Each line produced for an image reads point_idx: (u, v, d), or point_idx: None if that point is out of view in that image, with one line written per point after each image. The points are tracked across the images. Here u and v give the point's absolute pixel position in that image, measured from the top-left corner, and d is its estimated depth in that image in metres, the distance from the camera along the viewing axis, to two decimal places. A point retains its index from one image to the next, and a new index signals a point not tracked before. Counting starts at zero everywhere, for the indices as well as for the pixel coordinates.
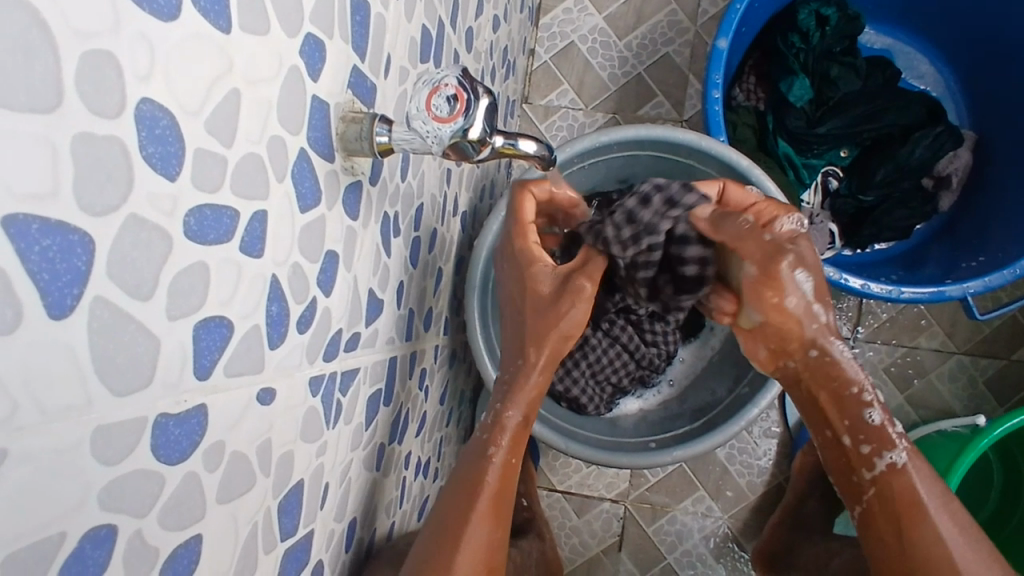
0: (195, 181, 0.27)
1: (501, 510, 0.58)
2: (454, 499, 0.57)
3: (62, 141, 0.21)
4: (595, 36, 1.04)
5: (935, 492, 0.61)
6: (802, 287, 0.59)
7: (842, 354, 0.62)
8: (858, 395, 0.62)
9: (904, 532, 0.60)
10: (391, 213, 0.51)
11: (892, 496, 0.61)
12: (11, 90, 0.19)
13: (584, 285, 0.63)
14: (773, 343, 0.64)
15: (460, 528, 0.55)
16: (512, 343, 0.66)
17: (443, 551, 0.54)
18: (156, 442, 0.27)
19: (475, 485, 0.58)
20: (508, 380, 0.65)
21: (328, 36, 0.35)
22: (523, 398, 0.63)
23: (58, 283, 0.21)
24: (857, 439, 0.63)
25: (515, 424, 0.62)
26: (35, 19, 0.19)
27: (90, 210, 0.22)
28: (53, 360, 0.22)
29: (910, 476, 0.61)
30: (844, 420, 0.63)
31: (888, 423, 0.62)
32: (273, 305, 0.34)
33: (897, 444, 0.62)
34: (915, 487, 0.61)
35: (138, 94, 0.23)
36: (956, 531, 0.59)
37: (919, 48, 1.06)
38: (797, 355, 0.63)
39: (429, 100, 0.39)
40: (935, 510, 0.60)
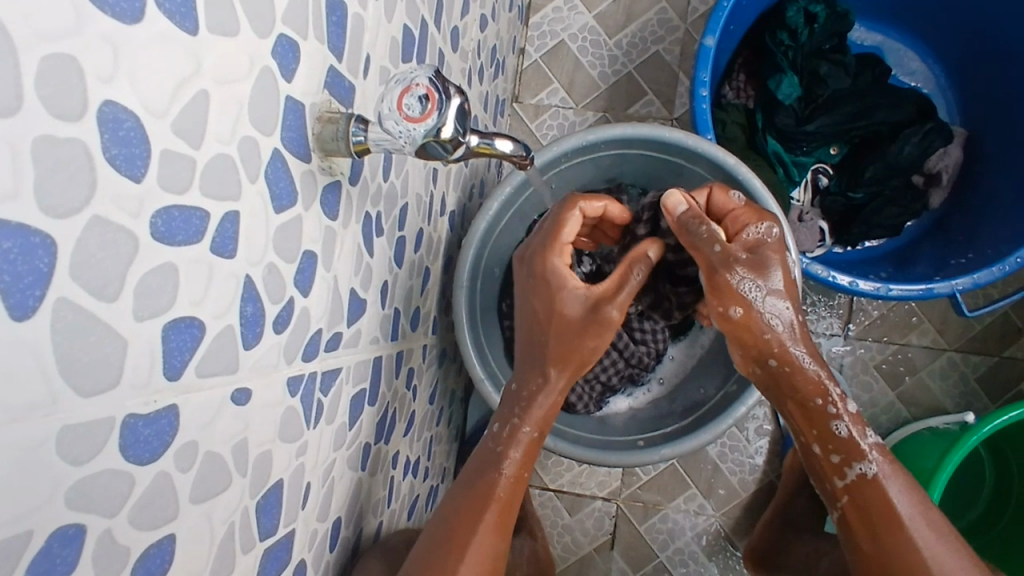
0: (162, 182, 0.27)
1: (507, 518, 0.58)
2: (453, 506, 0.58)
3: (23, 142, 0.21)
4: (585, 34, 1.04)
5: (911, 498, 0.61)
6: (750, 296, 0.61)
7: (804, 363, 0.62)
8: (824, 407, 0.63)
9: (879, 540, 0.60)
10: (373, 213, 0.51)
11: (863, 504, 0.61)
12: None
13: (612, 316, 0.63)
14: (738, 351, 0.64)
15: (465, 538, 0.55)
16: (526, 361, 0.66)
17: (449, 559, 0.54)
18: (125, 442, 0.27)
19: (487, 497, 0.58)
20: (527, 395, 0.64)
21: (302, 36, 0.35)
22: (535, 413, 0.63)
23: (20, 284, 0.21)
24: (827, 449, 0.63)
25: (530, 438, 0.62)
26: None
27: (52, 212, 0.22)
28: (17, 360, 0.22)
29: (882, 485, 0.61)
30: (812, 431, 0.63)
31: (857, 434, 0.62)
32: (248, 305, 0.34)
33: (868, 454, 0.62)
34: (889, 496, 0.61)
35: (101, 97, 0.24)
36: (932, 535, 0.59)
37: (910, 45, 1.06)
38: (762, 364, 0.64)
39: (401, 100, 0.39)
40: (909, 518, 0.60)
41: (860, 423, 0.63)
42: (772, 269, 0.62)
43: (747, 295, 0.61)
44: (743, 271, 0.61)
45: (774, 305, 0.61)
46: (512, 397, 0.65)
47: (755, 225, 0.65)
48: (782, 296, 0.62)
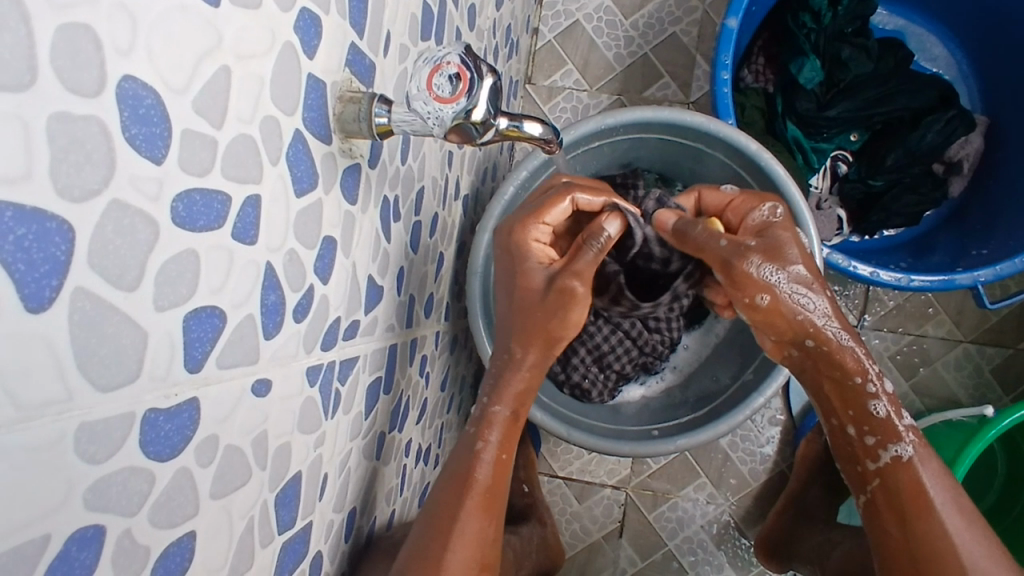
0: (183, 164, 0.25)
1: (492, 504, 0.57)
2: (442, 501, 0.56)
3: (35, 119, 0.19)
4: (601, 14, 1.01)
5: (941, 485, 0.61)
6: (772, 280, 0.59)
7: (841, 342, 0.61)
8: (863, 386, 0.61)
9: (908, 526, 0.60)
10: (391, 197, 0.49)
11: (896, 488, 0.61)
12: None
13: (574, 286, 0.60)
14: (771, 335, 0.63)
15: (453, 524, 0.55)
16: (501, 331, 0.65)
17: (434, 545, 0.54)
18: (145, 438, 0.26)
19: (465, 483, 0.57)
20: (496, 372, 0.63)
21: (324, 11, 0.34)
22: (510, 393, 0.62)
23: (34, 274, 0.20)
24: (862, 430, 0.63)
25: (504, 419, 0.61)
26: None
27: (67, 194, 0.21)
28: (31, 354, 0.20)
29: (916, 469, 0.61)
30: (848, 412, 0.63)
31: (893, 414, 0.62)
32: (268, 294, 0.33)
33: (903, 438, 0.61)
34: (921, 481, 0.60)
35: (119, 70, 0.22)
36: (963, 526, 0.59)
37: (932, 29, 1.03)
38: (798, 345, 0.62)
39: (430, 80, 0.37)
40: (940, 506, 0.59)
41: (896, 405, 0.63)
42: (790, 250, 0.60)
43: (769, 282, 0.59)
44: (758, 258, 0.60)
45: (795, 291, 0.59)
46: (485, 382, 0.63)
47: (759, 209, 0.65)
48: (806, 278, 0.60)
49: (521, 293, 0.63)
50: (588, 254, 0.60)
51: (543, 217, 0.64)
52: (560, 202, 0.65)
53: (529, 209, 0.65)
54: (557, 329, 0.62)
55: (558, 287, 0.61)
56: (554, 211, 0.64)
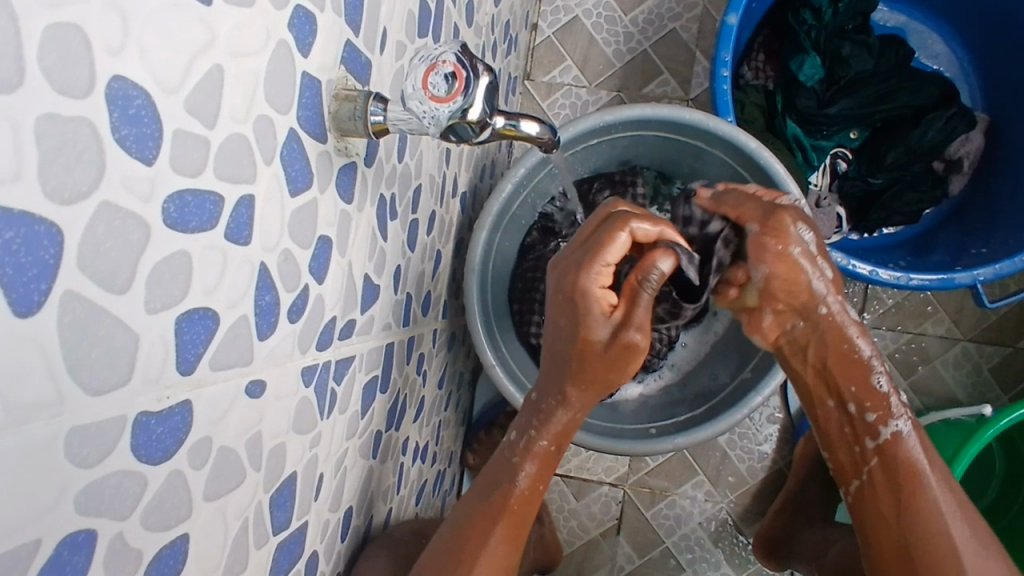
0: (175, 165, 0.25)
1: (518, 530, 0.58)
2: (467, 518, 0.57)
3: (24, 121, 0.19)
4: (600, 10, 1.00)
5: (936, 466, 0.61)
6: (804, 237, 0.59)
7: (851, 316, 0.62)
8: (866, 361, 0.62)
9: (904, 507, 0.59)
10: (387, 195, 0.49)
11: (894, 467, 0.61)
12: None
13: (636, 339, 0.56)
14: (782, 301, 0.62)
15: (475, 544, 0.56)
16: (547, 372, 0.61)
17: (455, 563, 0.55)
18: (137, 441, 0.25)
19: (499, 508, 0.57)
20: (543, 411, 0.61)
21: (318, 8, 0.33)
22: (553, 427, 0.60)
23: (22, 278, 0.20)
24: (863, 407, 0.62)
25: (545, 451, 0.60)
26: None
27: (56, 197, 0.20)
28: (18, 359, 0.20)
29: (914, 445, 0.61)
30: (851, 386, 0.62)
31: (892, 391, 0.62)
32: (262, 294, 0.33)
33: (901, 414, 0.62)
34: (917, 459, 0.60)
35: (109, 71, 0.22)
36: (958, 511, 0.59)
37: (934, 26, 1.03)
38: (807, 313, 0.62)
39: (426, 78, 0.37)
40: (934, 485, 0.59)
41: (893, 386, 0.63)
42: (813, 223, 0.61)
43: (803, 237, 0.59)
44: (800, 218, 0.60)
45: (819, 257, 0.59)
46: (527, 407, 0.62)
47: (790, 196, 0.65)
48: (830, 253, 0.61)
49: (578, 347, 0.57)
50: (643, 300, 0.56)
51: (605, 257, 0.56)
52: (618, 235, 0.56)
53: (583, 250, 0.57)
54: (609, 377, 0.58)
55: (623, 339, 0.56)
56: (612, 249, 0.56)
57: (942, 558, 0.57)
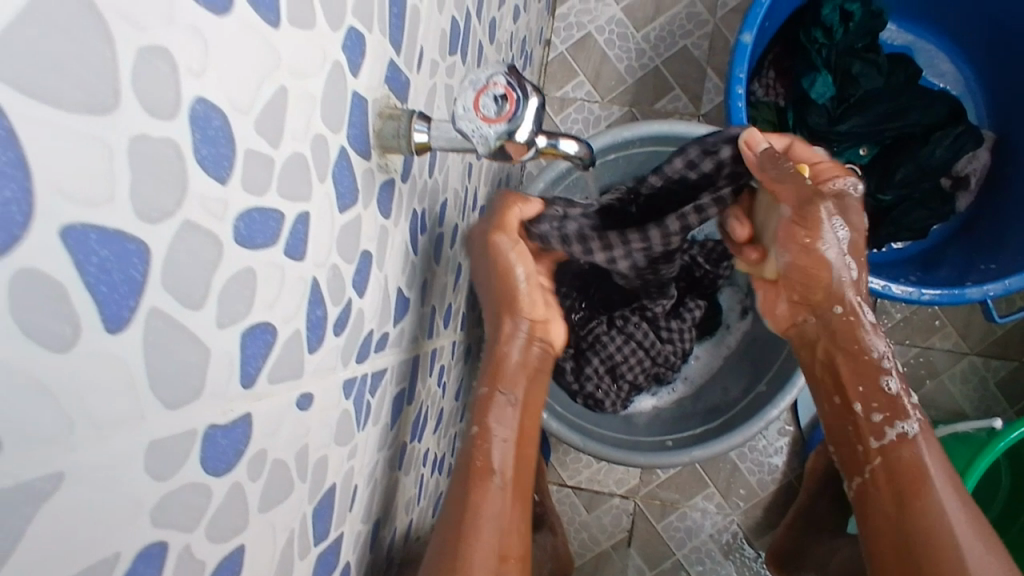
0: (245, 184, 0.26)
1: (518, 491, 0.56)
2: (464, 498, 0.54)
3: (119, 143, 0.19)
4: (613, 27, 1.02)
5: (940, 468, 0.61)
6: (837, 233, 0.60)
7: (863, 316, 0.63)
8: (873, 362, 0.63)
9: (906, 503, 0.60)
10: (419, 210, 0.50)
11: (898, 465, 0.61)
12: (65, 86, 0.17)
13: (503, 246, 0.60)
14: (797, 294, 0.64)
15: (473, 512, 0.53)
16: (490, 319, 0.62)
17: (458, 546, 0.52)
18: (204, 454, 0.26)
19: (479, 470, 0.55)
20: (493, 357, 0.60)
21: (368, 29, 0.34)
22: (510, 373, 0.60)
23: (115, 295, 0.20)
24: (869, 406, 0.64)
25: (509, 404, 0.59)
26: (91, 8, 0.18)
27: (146, 216, 0.21)
28: (107, 375, 0.20)
29: (919, 448, 0.61)
30: (858, 386, 0.64)
31: (902, 393, 0.63)
32: (313, 309, 0.33)
33: (909, 415, 0.62)
34: (922, 460, 0.61)
35: (194, 93, 0.22)
36: (963, 511, 0.59)
37: (941, 46, 1.04)
38: (818, 311, 0.64)
39: (477, 100, 0.38)
40: (936, 485, 0.60)
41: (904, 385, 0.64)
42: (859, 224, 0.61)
43: (834, 233, 0.59)
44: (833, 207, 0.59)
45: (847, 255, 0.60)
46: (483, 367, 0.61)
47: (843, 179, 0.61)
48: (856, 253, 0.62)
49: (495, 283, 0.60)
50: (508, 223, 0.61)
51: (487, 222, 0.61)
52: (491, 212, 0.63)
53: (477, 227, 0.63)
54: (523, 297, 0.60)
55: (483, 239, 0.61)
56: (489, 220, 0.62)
57: (944, 548, 0.57)
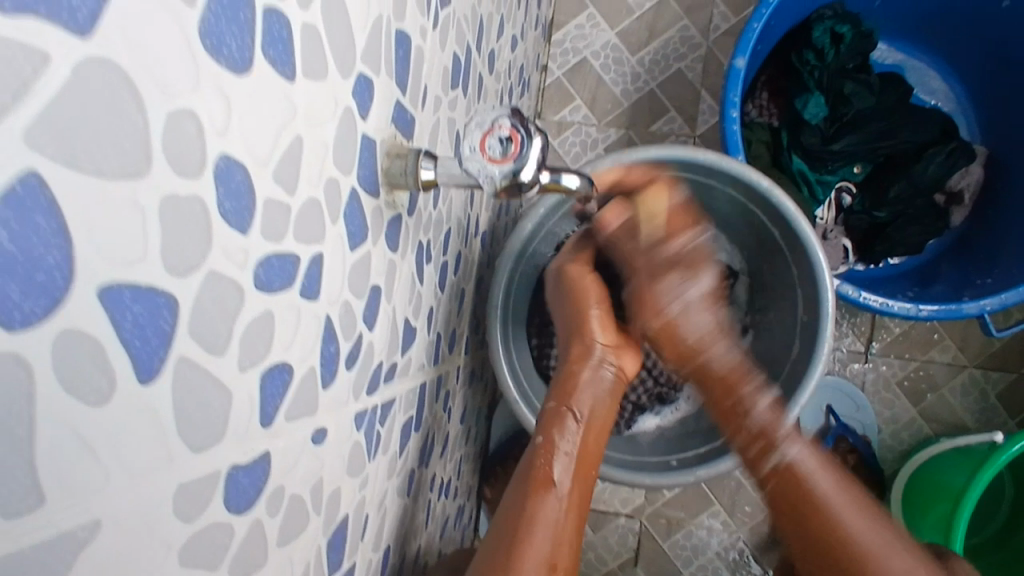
0: (265, 232, 0.27)
1: (581, 503, 0.57)
2: (519, 499, 0.54)
3: (150, 204, 0.20)
4: (608, 52, 1.04)
5: (837, 487, 0.61)
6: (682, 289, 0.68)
7: (721, 352, 0.67)
8: (749, 395, 0.66)
9: (807, 525, 0.61)
10: (425, 241, 0.51)
11: (785, 491, 0.62)
12: (102, 156, 0.18)
13: (583, 276, 0.73)
14: (673, 350, 0.70)
15: (529, 515, 0.53)
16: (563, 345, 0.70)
17: (507, 546, 0.52)
18: (228, 494, 0.27)
19: (541, 480, 0.56)
20: (563, 380, 0.65)
21: (375, 73, 0.36)
22: (581, 396, 0.63)
23: (147, 348, 0.21)
24: (752, 440, 0.65)
25: (580, 421, 0.62)
26: (125, 79, 0.19)
27: (175, 271, 0.22)
28: (138, 424, 0.21)
29: (804, 469, 0.62)
30: (732, 423, 0.66)
31: (772, 420, 0.65)
32: (327, 346, 0.34)
33: (786, 442, 0.63)
34: (811, 483, 0.61)
35: (217, 149, 0.23)
36: (863, 521, 0.60)
37: (932, 64, 1.06)
38: (687, 360, 0.69)
39: (483, 141, 0.41)
40: (844, 512, 0.60)
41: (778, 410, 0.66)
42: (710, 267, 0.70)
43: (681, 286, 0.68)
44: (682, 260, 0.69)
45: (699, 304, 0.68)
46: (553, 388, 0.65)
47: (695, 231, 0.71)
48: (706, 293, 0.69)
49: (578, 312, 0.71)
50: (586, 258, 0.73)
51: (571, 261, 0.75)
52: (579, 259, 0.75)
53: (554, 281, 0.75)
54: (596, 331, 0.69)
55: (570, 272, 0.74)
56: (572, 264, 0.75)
57: (844, 558, 0.59)
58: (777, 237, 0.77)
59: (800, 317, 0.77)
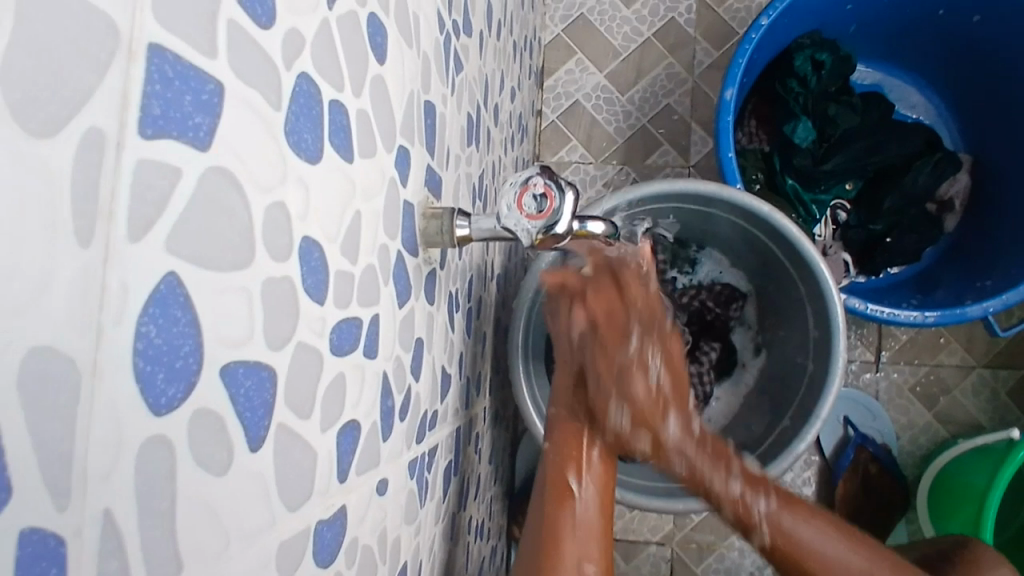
0: (336, 302, 0.29)
1: (606, 522, 0.57)
2: (543, 511, 0.56)
3: (254, 288, 0.23)
4: (599, 93, 1.09)
5: (832, 537, 0.61)
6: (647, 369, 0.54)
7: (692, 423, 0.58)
8: (721, 481, 0.60)
9: None
10: (454, 291, 0.53)
11: (778, 549, 0.61)
12: (221, 252, 0.21)
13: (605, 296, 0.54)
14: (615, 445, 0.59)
15: (553, 526, 0.55)
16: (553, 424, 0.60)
17: (540, 567, 0.53)
18: (316, 549, 0.29)
19: (561, 490, 0.57)
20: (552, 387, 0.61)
21: (411, 142, 0.38)
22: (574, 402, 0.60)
23: (255, 416, 0.23)
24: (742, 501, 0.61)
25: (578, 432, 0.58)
26: (234, 184, 0.21)
27: (273, 345, 0.24)
28: (250, 487, 0.23)
29: (799, 530, 0.60)
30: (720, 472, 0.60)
31: (749, 495, 0.61)
32: (384, 401, 0.36)
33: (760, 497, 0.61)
34: (795, 534, 0.60)
35: (300, 233, 0.26)
36: (853, 554, 0.60)
37: (910, 80, 1.11)
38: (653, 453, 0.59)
39: (520, 200, 0.43)
40: (829, 552, 0.60)
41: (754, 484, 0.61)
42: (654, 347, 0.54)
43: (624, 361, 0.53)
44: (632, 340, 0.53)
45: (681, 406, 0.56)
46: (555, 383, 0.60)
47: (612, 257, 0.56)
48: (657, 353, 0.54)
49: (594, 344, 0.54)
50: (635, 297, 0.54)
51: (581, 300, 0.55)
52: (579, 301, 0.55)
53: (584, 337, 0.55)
54: (620, 336, 0.53)
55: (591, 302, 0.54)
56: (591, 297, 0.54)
57: None
58: (781, 258, 0.80)
59: (812, 333, 0.79)
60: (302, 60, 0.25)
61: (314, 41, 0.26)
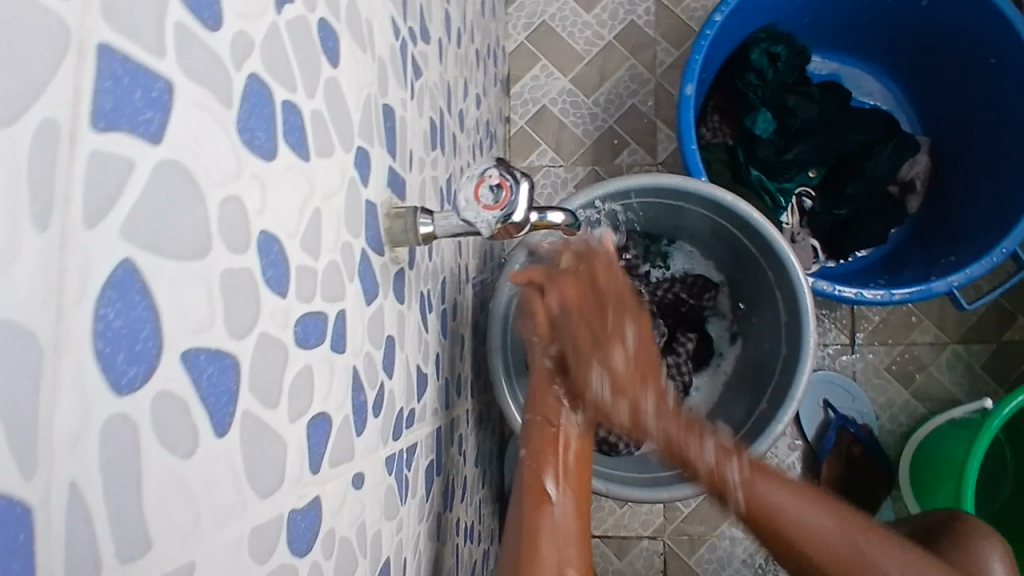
0: (299, 296, 0.30)
1: (585, 516, 0.60)
2: (522, 517, 0.58)
3: (213, 278, 0.23)
4: (565, 97, 1.11)
5: (810, 507, 0.63)
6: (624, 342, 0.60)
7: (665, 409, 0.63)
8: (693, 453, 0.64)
9: (784, 546, 0.64)
10: (425, 292, 0.54)
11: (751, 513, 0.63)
12: (177, 241, 0.21)
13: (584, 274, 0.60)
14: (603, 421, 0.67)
15: (534, 529, 0.57)
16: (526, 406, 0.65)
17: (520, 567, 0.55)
18: (291, 537, 0.29)
19: (541, 492, 0.59)
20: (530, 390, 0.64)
21: (370, 143, 0.40)
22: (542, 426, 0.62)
23: (219, 403, 0.24)
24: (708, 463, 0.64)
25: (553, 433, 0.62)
26: (188, 177, 0.22)
27: (234, 334, 0.25)
28: (218, 471, 0.24)
29: (773, 493, 0.63)
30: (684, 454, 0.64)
31: (722, 458, 0.64)
32: (356, 396, 0.37)
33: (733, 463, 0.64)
34: (769, 507, 0.62)
35: (258, 227, 0.27)
36: (828, 518, 0.63)
37: (865, 68, 1.14)
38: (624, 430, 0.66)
39: (477, 192, 0.45)
40: (799, 517, 0.62)
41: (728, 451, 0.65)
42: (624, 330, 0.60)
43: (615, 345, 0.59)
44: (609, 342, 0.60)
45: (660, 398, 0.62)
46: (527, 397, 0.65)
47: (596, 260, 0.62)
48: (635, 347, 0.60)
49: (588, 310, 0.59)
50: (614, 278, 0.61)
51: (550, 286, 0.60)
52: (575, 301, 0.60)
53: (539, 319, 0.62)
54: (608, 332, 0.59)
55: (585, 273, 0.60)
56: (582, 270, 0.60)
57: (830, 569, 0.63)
58: (749, 246, 0.82)
59: (783, 317, 0.81)
60: (252, 61, 0.26)
61: (262, 43, 0.27)
